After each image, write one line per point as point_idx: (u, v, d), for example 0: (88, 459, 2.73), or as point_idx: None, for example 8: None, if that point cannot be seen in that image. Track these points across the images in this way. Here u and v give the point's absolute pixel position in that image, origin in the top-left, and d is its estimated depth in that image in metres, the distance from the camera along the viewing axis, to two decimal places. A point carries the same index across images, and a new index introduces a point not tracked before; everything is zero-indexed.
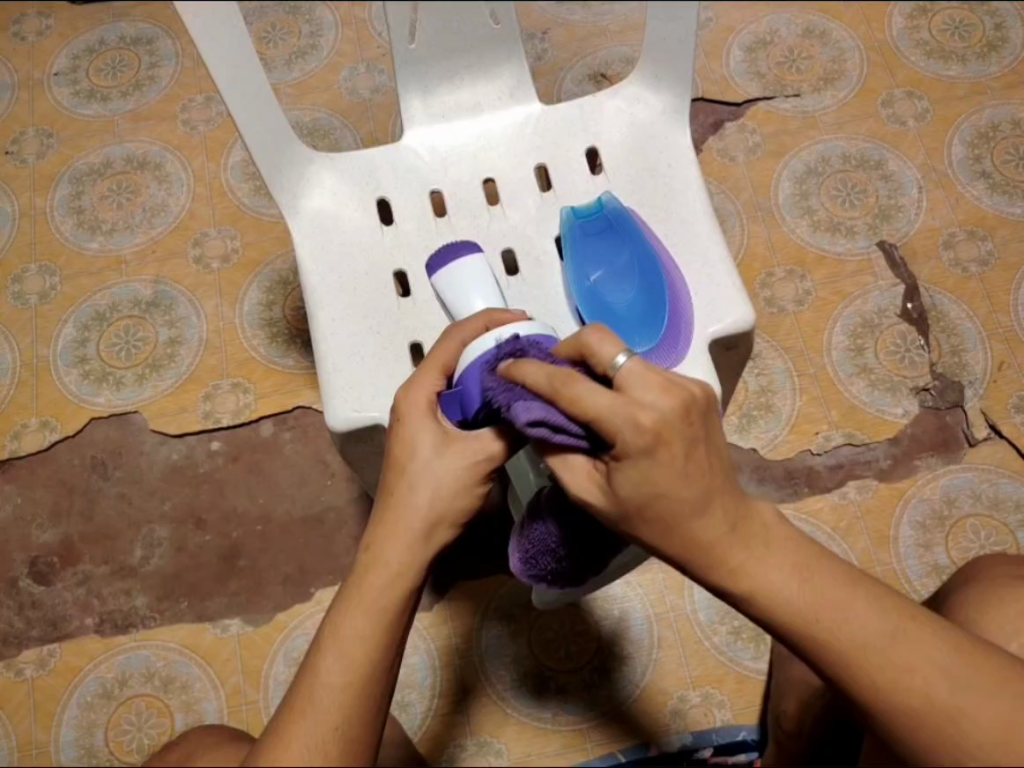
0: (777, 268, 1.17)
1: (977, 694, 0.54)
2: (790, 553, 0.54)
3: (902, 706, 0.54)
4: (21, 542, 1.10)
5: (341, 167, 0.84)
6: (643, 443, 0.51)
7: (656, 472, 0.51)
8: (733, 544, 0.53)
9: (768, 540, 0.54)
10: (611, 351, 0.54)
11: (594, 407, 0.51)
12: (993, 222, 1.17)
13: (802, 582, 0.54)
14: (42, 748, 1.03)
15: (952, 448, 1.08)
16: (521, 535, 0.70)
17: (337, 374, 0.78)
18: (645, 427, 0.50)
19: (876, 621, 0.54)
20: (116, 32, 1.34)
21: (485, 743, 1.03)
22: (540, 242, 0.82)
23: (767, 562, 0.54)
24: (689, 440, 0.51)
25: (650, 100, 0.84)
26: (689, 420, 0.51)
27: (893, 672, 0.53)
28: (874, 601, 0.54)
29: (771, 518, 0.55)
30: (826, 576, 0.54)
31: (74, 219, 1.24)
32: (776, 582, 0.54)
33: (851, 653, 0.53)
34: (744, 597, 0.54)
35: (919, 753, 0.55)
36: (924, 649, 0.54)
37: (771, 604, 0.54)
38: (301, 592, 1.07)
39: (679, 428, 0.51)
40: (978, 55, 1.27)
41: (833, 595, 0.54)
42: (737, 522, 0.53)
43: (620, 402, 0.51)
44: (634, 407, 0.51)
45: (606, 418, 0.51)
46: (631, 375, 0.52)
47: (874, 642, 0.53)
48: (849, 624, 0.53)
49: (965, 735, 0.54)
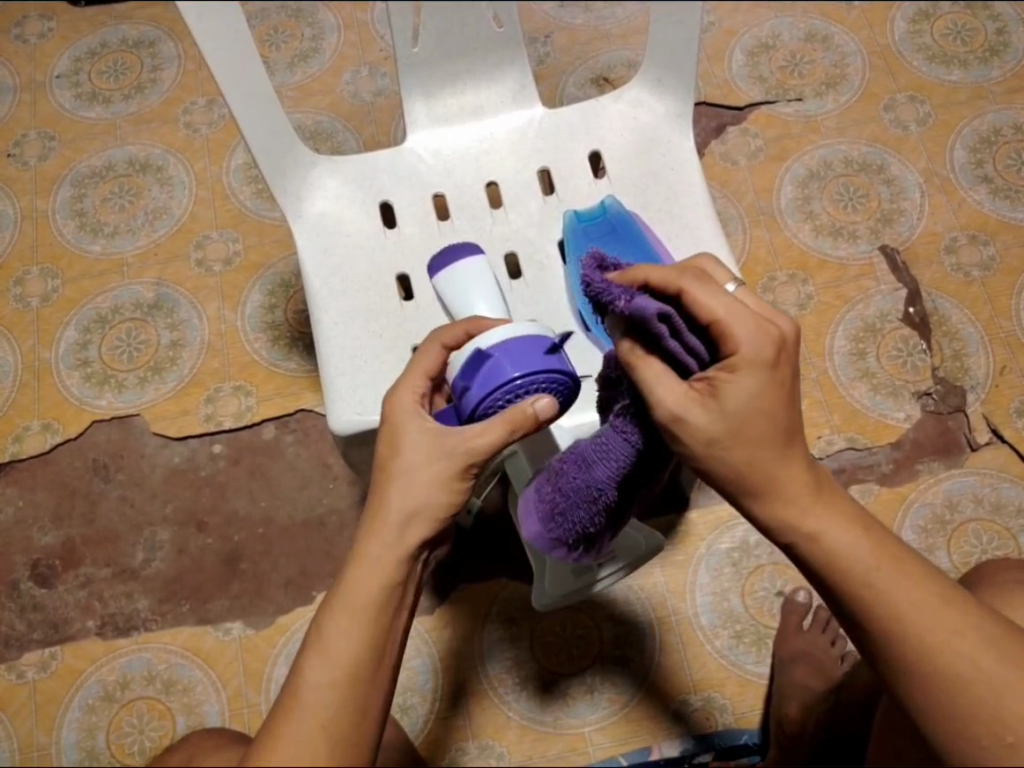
0: (779, 272, 1.17)
1: (1017, 670, 0.58)
2: (855, 516, 0.60)
3: (946, 670, 0.57)
4: (23, 544, 1.10)
5: (345, 171, 0.84)
6: (766, 352, 0.56)
7: (763, 393, 0.56)
8: (806, 494, 0.59)
9: (836, 500, 0.60)
10: (723, 279, 0.63)
11: (724, 312, 0.56)
12: (995, 226, 1.17)
13: (863, 539, 0.59)
14: (43, 751, 1.03)
15: (953, 452, 1.08)
16: (552, 484, 0.69)
17: (339, 379, 0.78)
18: (772, 336, 0.56)
19: (928, 588, 0.58)
20: (117, 35, 1.34)
21: (486, 746, 1.03)
22: (542, 247, 0.82)
23: (833, 516, 0.59)
24: (790, 367, 0.58)
25: (653, 104, 0.84)
26: (791, 347, 0.58)
27: (939, 636, 0.57)
28: (927, 572, 0.59)
29: (838, 485, 0.61)
30: (884, 539, 0.60)
31: (76, 222, 1.24)
32: (839, 534, 0.58)
33: (903, 612, 0.58)
34: (808, 548, 0.59)
35: (953, 722, 0.58)
36: (969, 620, 0.58)
37: (830, 555, 0.59)
38: (302, 595, 1.07)
39: (786, 350, 0.57)
40: (980, 59, 1.27)
41: (890, 556, 0.59)
42: (812, 474, 0.59)
43: (747, 313, 0.56)
44: (760, 318, 0.57)
45: (731, 320, 0.56)
46: (742, 303, 0.59)
47: (924, 605, 0.58)
48: (904, 585, 0.58)
49: (1000, 705, 0.57)
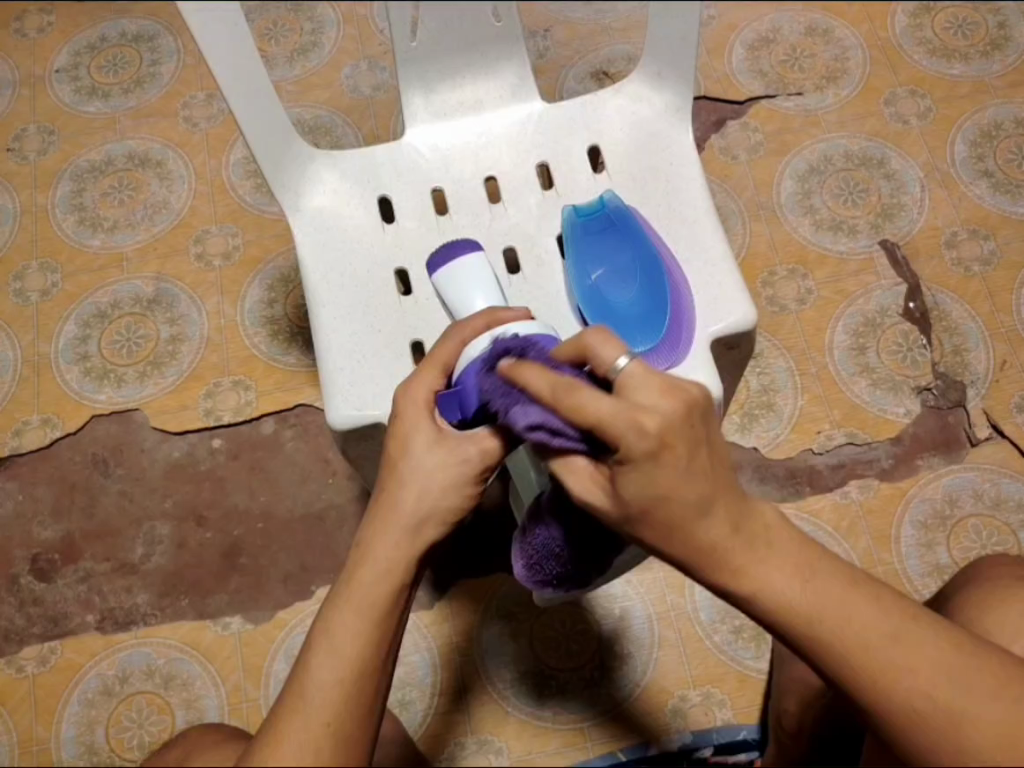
0: (779, 267, 1.17)
1: (978, 694, 0.54)
2: (793, 554, 0.54)
3: (902, 707, 0.53)
4: (23, 538, 1.10)
5: (344, 166, 0.83)
6: (646, 447, 0.50)
7: (660, 475, 0.51)
8: (736, 547, 0.53)
9: (770, 542, 0.54)
10: (612, 353, 0.54)
11: (595, 413, 0.51)
12: (996, 221, 1.17)
13: (804, 583, 0.53)
14: (42, 746, 1.03)
15: (953, 448, 1.08)
16: (524, 541, 0.70)
17: (338, 372, 0.77)
18: (649, 430, 0.50)
19: (876, 623, 0.53)
20: (117, 29, 1.34)
21: (485, 741, 1.03)
22: (541, 241, 0.82)
23: (769, 563, 0.53)
24: (691, 443, 0.51)
25: (653, 98, 0.84)
26: (691, 422, 0.51)
27: (893, 674, 0.53)
28: (876, 601, 0.54)
29: (775, 521, 0.54)
30: (828, 575, 0.54)
31: (76, 216, 1.24)
32: (776, 584, 0.53)
33: (850, 654, 0.53)
34: (746, 597, 0.54)
35: (917, 751, 0.54)
36: (926, 649, 0.53)
37: (775, 606, 0.53)
38: (302, 590, 1.07)
39: (681, 430, 0.50)
40: (981, 53, 1.26)
41: (835, 598, 0.53)
42: (740, 524, 0.53)
43: (622, 408, 0.50)
44: (635, 410, 0.50)
45: (608, 423, 0.50)
46: (631, 377, 0.52)
47: (874, 642, 0.53)
48: (851, 626, 0.53)
49: (965, 737, 0.53)
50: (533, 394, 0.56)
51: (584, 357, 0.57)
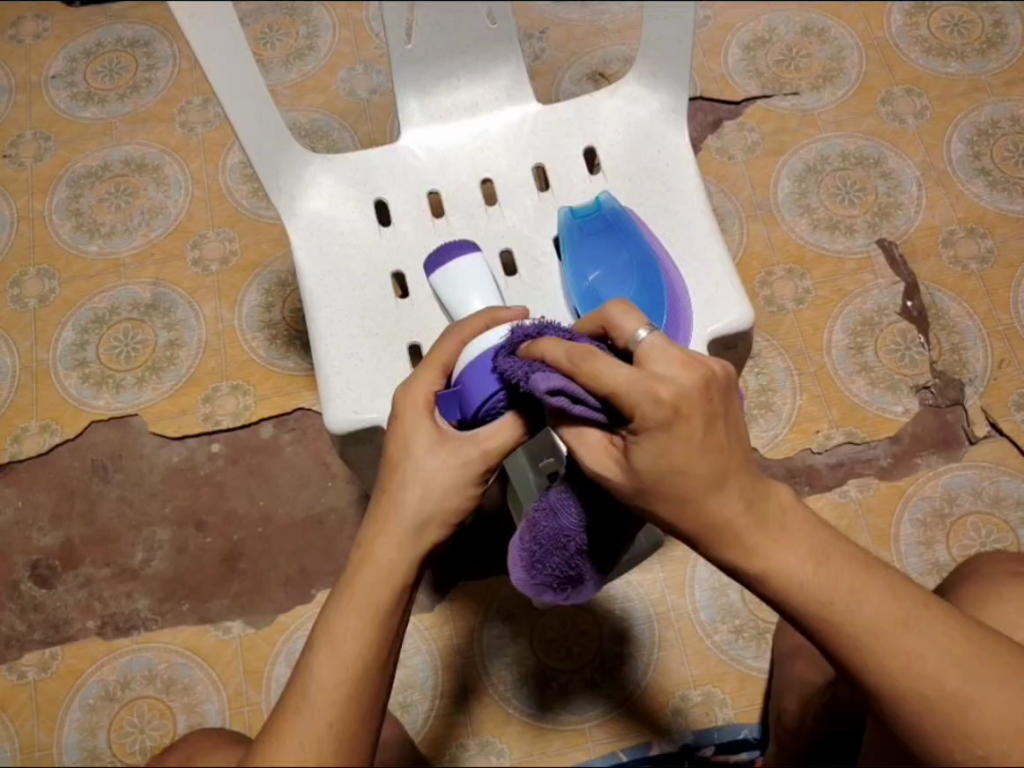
0: (777, 266, 1.17)
1: (987, 683, 0.54)
2: (806, 537, 0.54)
3: (910, 692, 0.53)
4: (22, 545, 1.10)
5: (340, 169, 0.83)
6: (660, 417, 0.50)
7: (674, 447, 0.51)
8: (749, 525, 0.53)
9: (784, 522, 0.54)
10: (633, 325, 0.55)
11: (612, 381, 0.51)
12: (993, 220, 1.17)
13: (817, 566, 0.54)
14: (44, 751, 1.03)
15: (952, 446, 1.08)
16: (527, 535, 0.69)
17: (336, 376, 0.78)
18: (667, 400, 0.50)
19: (888, 606, 0.53)
20: (112, 35, 1.34)
21: (487, 743, 1.03)
22: (538, 243, 0.82)
23: (782, 543, 0.54)
24: (707, 417, 0.51)
25: (648, 99, 0.84)
26: (709, 395, 0.51)
27: (905, 658, 0.53)
28: (888, 586, 0.54)
29: (789, 501, 0.55)
30: (841, 558, 0.54)
31: (73, 222, 1.24)
32: (790, 565, 0.53)
33: (862, 635, 0.53)
34: (758, 578, 0.54)
35: (925, 739, 0.54)
36: (937, 636, 0.54)
37: (786, 587, 0.54)
38: (302, 594, 1.07)
39: (698, 402, 0.51)
40: (977, 52, 1.26)
41: (848, 580, 0.53)
42: (754, 501, 0.53)
43: (641, 375, 0.51)
44: (653, 379, 0.51)
45: (625, 391, 0.51)
46: (652, 349, 0.53)
47: (886, 626, 0.53)
48: (863, 608, 0.53)
49: (972, 725, 0.53)
50: (553, 361, 0.56)
51: (603, 329, 0.58)
